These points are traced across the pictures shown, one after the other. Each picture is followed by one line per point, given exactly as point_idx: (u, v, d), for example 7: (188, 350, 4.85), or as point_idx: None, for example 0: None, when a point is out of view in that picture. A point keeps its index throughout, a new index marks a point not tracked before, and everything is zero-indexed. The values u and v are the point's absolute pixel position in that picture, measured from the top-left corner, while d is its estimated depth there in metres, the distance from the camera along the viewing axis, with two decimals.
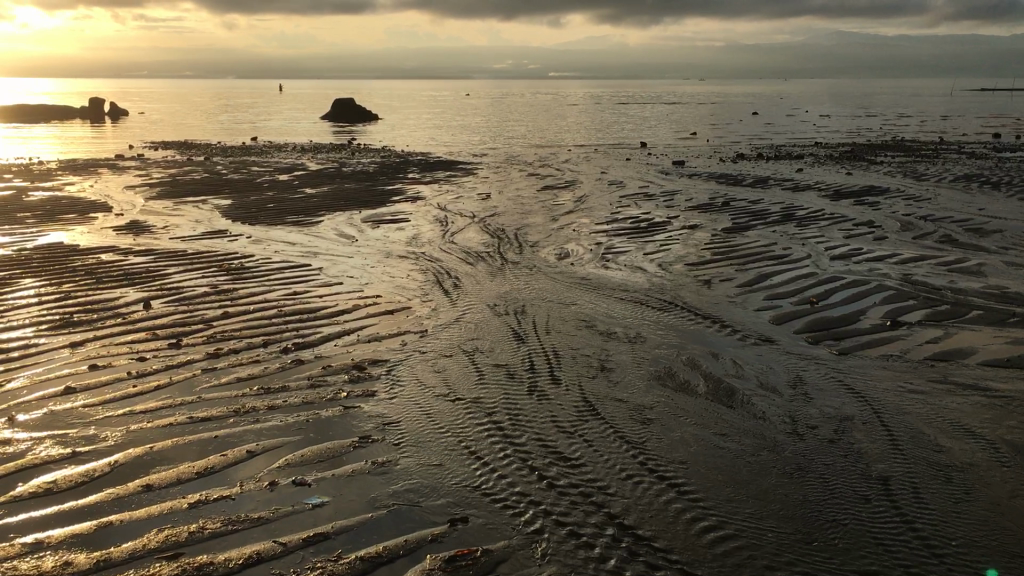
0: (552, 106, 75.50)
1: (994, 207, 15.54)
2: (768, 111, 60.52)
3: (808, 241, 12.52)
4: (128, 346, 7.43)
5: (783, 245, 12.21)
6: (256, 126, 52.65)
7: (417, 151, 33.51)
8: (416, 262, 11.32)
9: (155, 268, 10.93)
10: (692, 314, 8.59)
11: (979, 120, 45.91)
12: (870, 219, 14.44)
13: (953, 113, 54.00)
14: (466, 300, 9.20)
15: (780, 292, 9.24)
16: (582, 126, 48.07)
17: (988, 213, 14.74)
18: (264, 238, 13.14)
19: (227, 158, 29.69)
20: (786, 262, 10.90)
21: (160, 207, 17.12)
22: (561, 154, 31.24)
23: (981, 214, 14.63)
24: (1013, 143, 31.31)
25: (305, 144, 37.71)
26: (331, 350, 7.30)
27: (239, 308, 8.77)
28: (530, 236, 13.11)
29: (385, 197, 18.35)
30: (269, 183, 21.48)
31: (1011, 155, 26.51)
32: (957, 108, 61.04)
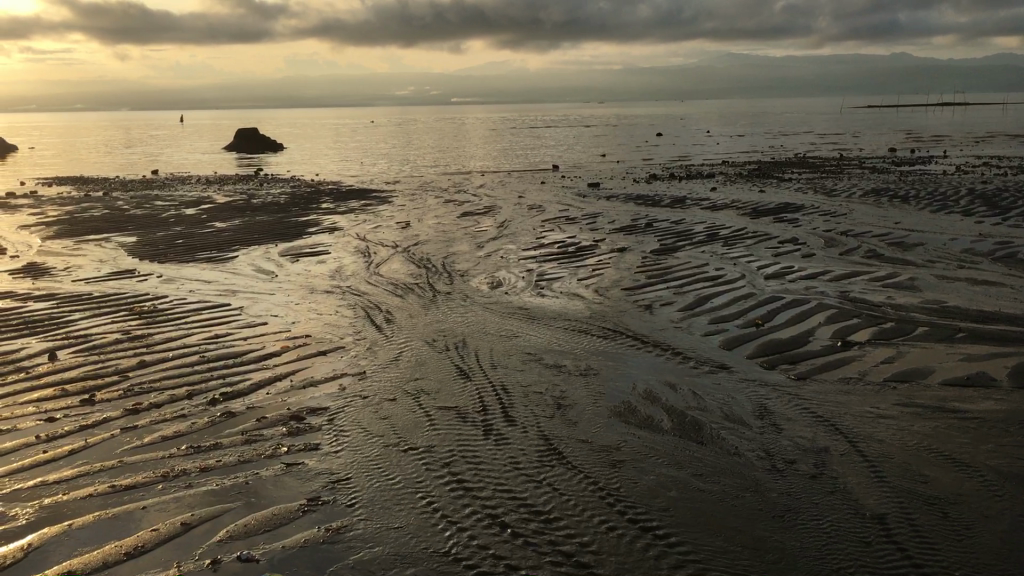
0: (460, 131, 75.31)
1: (910, 220, 15.82)
2: (672, 132, 61.74)
3: (739, 260, 12.45)
4: (34, 405, 6.72)
5: (715, 265, 12.10)
6: (156, 158, 51.05)
7: (327, 179, 32.78)
8: (343, 297, 10.79)
9: (59, 314, 10.13)
10: (640, 341, 8.30)
11: (875, 136, 47.57)
12: (794, 236, 14.50)
13: (851, 130, 55.79)
14: (402, 336, 8.73)
15: (724, 315, 9.05)
16: (492, 150, 47.98)
17: (906, 227, 14.97)
18: (176, 276, 12.41)
19: (128, 192, 28.50)
20: (723, 283, 10.77)
21: (59, 246, 16.14)
22: (474, 178, 30.95)
23: (900, 228, 14.84)
24: (911, 156, 32.36)
25: (209, 176, 36.56)
26: (264, 399, 6.73)
27: (157, 356, 8.10)
28: (458, 265, 12.71)
29: (301, 229, 17.70)
30: (175, 218, 20.55)
31: (913, 168, 27.31)
32: (852, 125, 63.43)
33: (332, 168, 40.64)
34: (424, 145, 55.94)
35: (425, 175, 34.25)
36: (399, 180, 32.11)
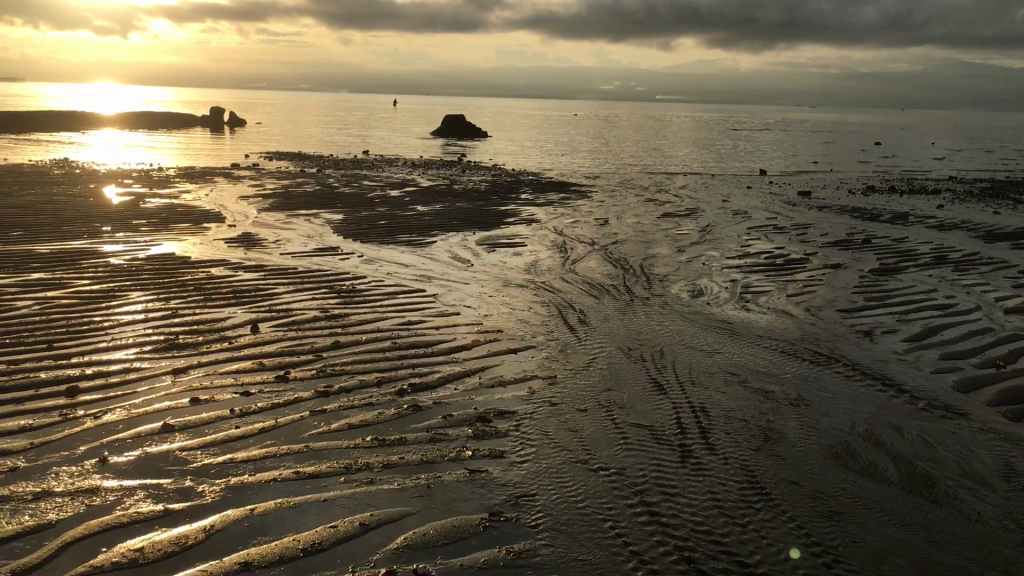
0: (664, 130, 74.11)
1: None
2: (891, 142, 58.04)
3: (970, 289, 11.25)
4: (232, 377, 6.82)
5: (944, 292, 10.97)
6: (368, 139, 53.17)
7: (528, 170, 32.86)
8: (537, 293, 10.52)
9: (265, 286, 10.41)
10: (857, 371, 7.52)
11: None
12: None
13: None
14: (596, 340, 8.33)
15: (956, 352, 8.08)
16: (695, 150, 46.71)
17: None
18: (376, 258, 12.57)
19: (339, 171, 29.62)
20: (954, 314, 9.70)
21: (272, 219, 16.82)
22: (676, 179, 30.15)
23: None
24: None
25: (415, 159, 37.53)
26: (452, 395, 6.51)
27: (351, 337, 8.10)
28: (658, 269, 12.19)
29: (499, 218, 17.66)
30: (380, 198, 21.06)
31: None
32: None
33: (533, 159, 40.82)
34: (626, 142, 55.31)
35: (626, 172, 33.71)
36: (599, 175, 31.73)
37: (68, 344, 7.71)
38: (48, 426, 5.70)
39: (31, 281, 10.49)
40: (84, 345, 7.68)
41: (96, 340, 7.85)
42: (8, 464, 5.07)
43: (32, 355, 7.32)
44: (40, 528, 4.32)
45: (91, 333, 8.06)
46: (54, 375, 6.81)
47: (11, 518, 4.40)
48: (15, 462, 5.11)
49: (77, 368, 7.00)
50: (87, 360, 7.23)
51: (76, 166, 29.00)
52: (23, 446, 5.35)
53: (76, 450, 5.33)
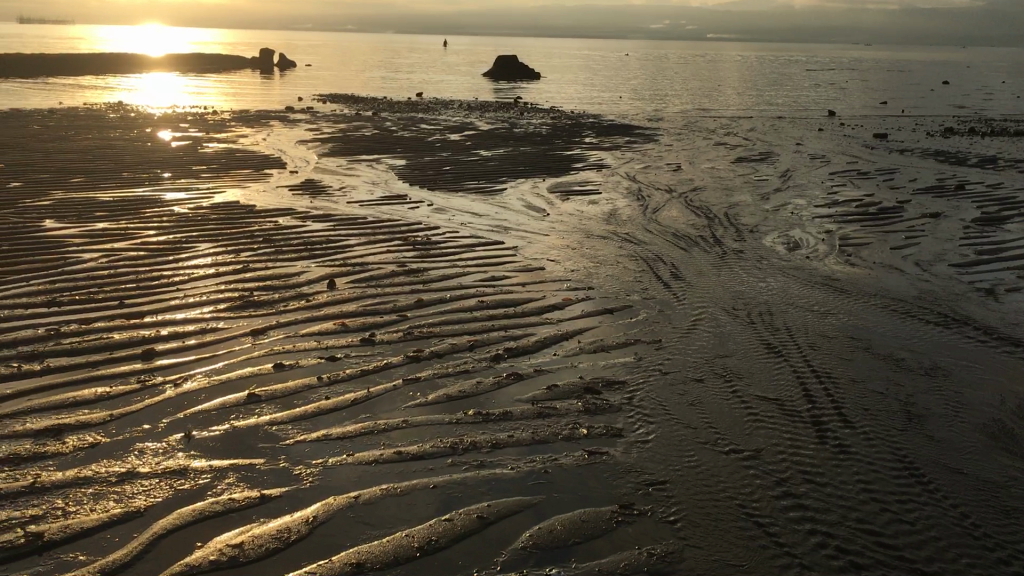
0: (722, 69, 72.26)
1: None
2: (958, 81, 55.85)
3: None
4: (315, 339, 6.38)
5: None
6: (420, 81, 52.47)
7: (587, 112, 32.01)
8: (622, 246, 9.93)
9: (335, 238, 9.95)
10: (989, 335, 6.87)
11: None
12: None
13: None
14: (695, 299, 7.76)
15: None
16: (757, 91, 45.30)
17: None
18: (447, 206, 12.06)
19: (396, 114, 29.10)
20: None
21: (334, 165, 16.39)
22: (741, 121, 29.15)
23: None
24: None
25: (470, 102, 36.80)
26: (553, 363, 6.00)
27: (435, 295, 7.61)
28: (745, 219, 11.54)
29: (567, 164, 17.06)
30: (442, 143, 20.49)
31: None
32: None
33: (589, 100, 39.91)
34: (683, 81, 53.97)
35: (688, 114, 32.76)
36: (661, 117, 30.83)
37: (138, 301, 7.32)
38: (126, 395, 5.31)
39: (96, 231, 10.12)
40: (155, 302, 7.29)
41: (167, 297, 7.44)
42: (87, 439, 4.68)
43: (104, 314, 6.94)
44: (128, 516, 3.90)
45: (161, 289, 7.67)
46: (128, 336, 6.42)
47: (94, 504, 3.98)
48: (94, 437, 4.71)
49: (152, 328, 6.60)
50: (160, 319, 6.83)
51: (132, 109, 28.82)
52: (102, 418, 4.95)
53: (157, 423, 4.92)
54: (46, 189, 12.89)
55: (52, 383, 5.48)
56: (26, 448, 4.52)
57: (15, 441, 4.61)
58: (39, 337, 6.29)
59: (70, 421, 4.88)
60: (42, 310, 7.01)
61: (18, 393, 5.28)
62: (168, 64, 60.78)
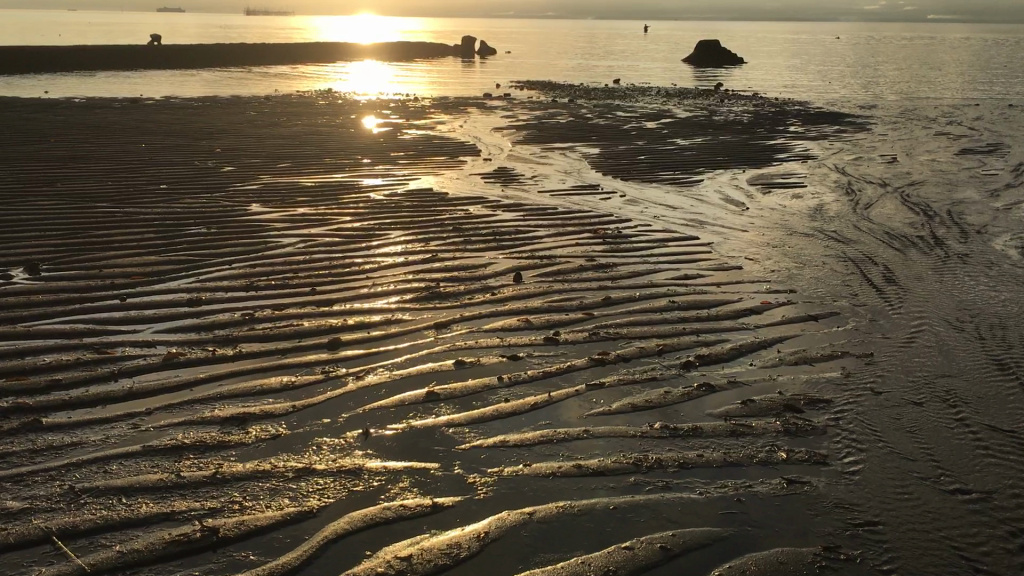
0: (944, 54, 67.24)
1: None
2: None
3: None
4: (498, 336, 6.21)
5: None
6: (618, 67, 51.96)
7: (792, 99, 30.55)
8: (829, 245, 9.21)
9: (525, 228, 9.80)
10: None
11: None
12: None
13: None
14: (911, 307, 7.02)
15: None
16: (983, 76, 41.85)
17: None
18: (640, 198, 11.68)
19: (592, 101, 28.83)
20: None
21: (528, 152, 16.34)
22: (965, 109, 26.90)
23: None
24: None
25: (669, 88, 36.03)
26: (750, 374, 5.53)
27: (624, 293, 7.27)
28: (969, 219, 10.48)
29: (769, 154, 16.25)
30: (637, 131, 20.06)
31: None
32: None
33: (794, 87, 38.17)
34: (898, 66, 50.74)
35: (906, 101, 30.57)
36: (874, 105, 28.95)
37: (329, 288, 7.44)
38: (310, 386, 5.32)
39: (296, 216, 10.46)
40: (345, 290, 7.37)
41: (358, 285, 7.51)
42: (269, 430, 4.69)
43: (297, 300, 7.08)
44: (299, 516, 3.82)
45: (352, 277, 7.76)
46: (317, 323, 6.50)
47: (269, 501, 3.94)
48: (276, 428, 4.72)
49: (341, 317, 6.66)
50: (349, 307, 6.88)
51: (340, 96, 30.03)
52: (285, 408, 4.97)
53: (337, 418, 4.88)
54: (256, 173, 13.52)
55: (243, 369, 5.59)
56: (211, 436, 4.59)
57: (202, 429, 4.68)
58: (234, 322, 6.47)
59: (254, 411, 4.93)
60: (241, 294, 7.24)
61: (210, 378, 5.42)
62: (376, 53, 63.23)
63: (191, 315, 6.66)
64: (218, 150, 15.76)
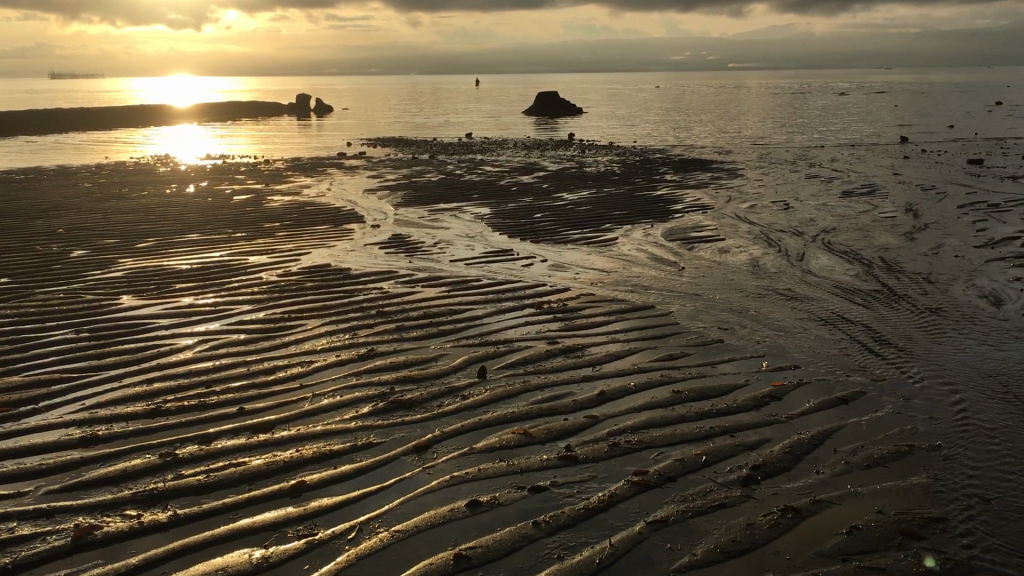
0: (765, 100, 70.64)
1: None
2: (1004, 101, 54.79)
3: None
4: (501, 461, 5.03)
5: None
6: (463, 122, 51.70)
7: (649, 148, 30.78)
8: (793, 306, 8.51)
9: (458, 307, 8.64)
10: None
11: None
12: None
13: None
14: (933, 377, 6.31)
15: None
16: (813, 118, 44.08)
17: None
18: (564, 263, 10.76)
19: (453, 156, 27.99)
20: None
21: (416, 216, 15.21)
22: (817, 151, 27.81)
23: None
24: None
25: (523, 140, 35.75)
26: (828, 487, 4.54)
27: (615, 383, 6.25)
28: (910, 267, 10.13)
29: (666, 206, 15.78)
30: (518, 187, 19.29)
31: None
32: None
33: (642, 134, 38.80)
34: (731, 111, 52.98)
35: (756, 145, 31.46)
36: (729, 150, 29.50)
37: (262, 405, 6.06)
38: (290, 562, 3.99)
39: (182, 308, 8.89)
40: (282, 408, 5.99)
41: (295, 398, 6.17)
42: None
43: (225, 427, 5.66)
44: None
45: (284, 389, 6.38)
46: (265, 460, 5.13)
47: None
48: None
49: (292, 448, 5.30)
50: (297, 432, 5.55)
51: (182, 162, 27.87)
52: None
53: None
54: (116, 257, 11.73)
55: (189, 542, 4.19)
56: None
57: None
58: (156, 468, 5.01)
59: None
60: (151, 423, 5.75)
61: (149, 562, 4.00)
62: (205, 115, 60.20)
63: (92, 460, 5.14)
64: (61, 231, 13.76)
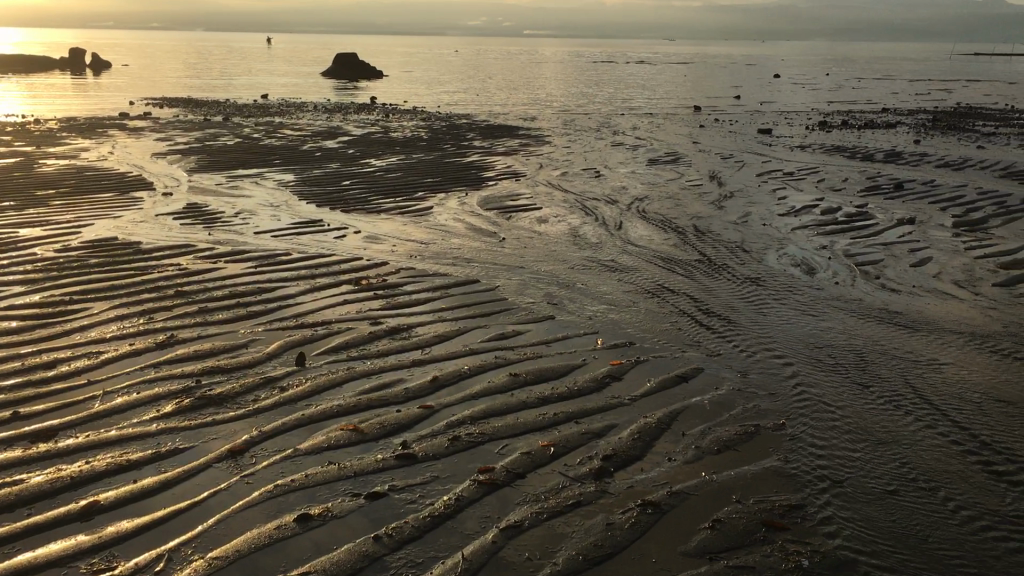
0: (561, 68, 72.14)
1: None
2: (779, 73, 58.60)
3: None
4: (332, 464, 4.49)
5: None
6: (257, 83, 49.32)
7: (454, 113, 30.41)
8: (619, 278, 8.39)
9: (268, 284, 7.92)
10: None
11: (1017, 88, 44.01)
12: None
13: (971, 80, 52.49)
14: (764, 349, 6.30)
15: None
16: (609, 86, 45.30)
17: None
18: (379, 235, 10.21)
19: (249, 118, 26.47)
20: None
21: (212, 183, 14.09)
22: (618, 119, 28.45)
23: None
24: None
25: (324, 103, 34.43)
26: (684, 476, 4.33)
27: (448, 367, 5.84)
28: (723, 236, 10.31)
29: (479, 173, 15.47)
30: (322, 152, 18.40)
31: None
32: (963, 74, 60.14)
33: (446, 99, 38.37)
34: (531, 78, 53.53)
35: (559, 111, 31.82)
36: (533, 116, 29.60)
37: (41, 407, 5.18)
38: None
39: None
40: (66, 409, 5.15)
41: (82, 397, 5.33)
42: None
43: None
44: None
45: (67, 386, 5.51)
46: (48, 476, 4.33)
47: None
48: None
49: (82, 459, 4.52)
50: (86, 439, 4.75)
51: None
52: None
53: None
54: None
55: None
56: None
57: None
58: None
59: None
60: None
61: None
62: None
63: None
64: None
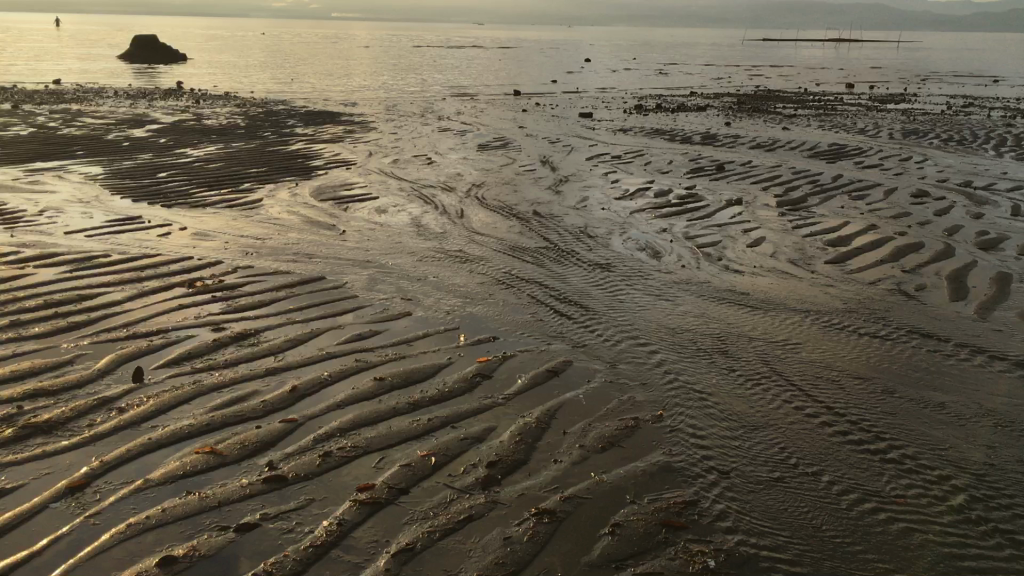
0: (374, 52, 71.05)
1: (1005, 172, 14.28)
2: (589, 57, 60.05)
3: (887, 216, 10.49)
4: (192, 493, 4.04)
5: (872, 223, 10.06)
6: (48, 67, 45.63)
7: (270, 99, 29.21)
8: (470, 269, 8.18)
9: (89, 291, 7.18)
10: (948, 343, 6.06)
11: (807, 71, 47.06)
12: (906, 187, 12.63)
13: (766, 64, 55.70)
14: (627, 337, 6.25)
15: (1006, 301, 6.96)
16: (427, 70, 44.95)
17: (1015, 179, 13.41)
18: (208, 231, 9.52)
19: (43, 106, 24.35)
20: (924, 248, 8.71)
21: (8, 178, 12.79)
22: (440, 104, 28.20)
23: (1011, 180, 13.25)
24: (883, 96, 31.67)
25: (126, 88, 32.23)
26: (574, 479, 4.17)
27: (306, 375, 5.43)
28: (566, 221, 10.30)
29: (307, 161, 14.84)
30: (132, 142, 17.13)
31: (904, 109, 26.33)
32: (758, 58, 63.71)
33: (259, 84, 36.81)
34: (345, 62, 52.30)
35: (380, 96, 31.19)
36: (354, 101, 28.86)
37: None
38: None
39: None
40: None
41: None
42: None
43: None
44: None
45: None
46: None
47: None
48: None
49: None
50: None
51: None
52: None
53: None
54: None
55: None
56: None
57: None
58: None
59: None
60: None
61: None
62: None
63: None
64: None
